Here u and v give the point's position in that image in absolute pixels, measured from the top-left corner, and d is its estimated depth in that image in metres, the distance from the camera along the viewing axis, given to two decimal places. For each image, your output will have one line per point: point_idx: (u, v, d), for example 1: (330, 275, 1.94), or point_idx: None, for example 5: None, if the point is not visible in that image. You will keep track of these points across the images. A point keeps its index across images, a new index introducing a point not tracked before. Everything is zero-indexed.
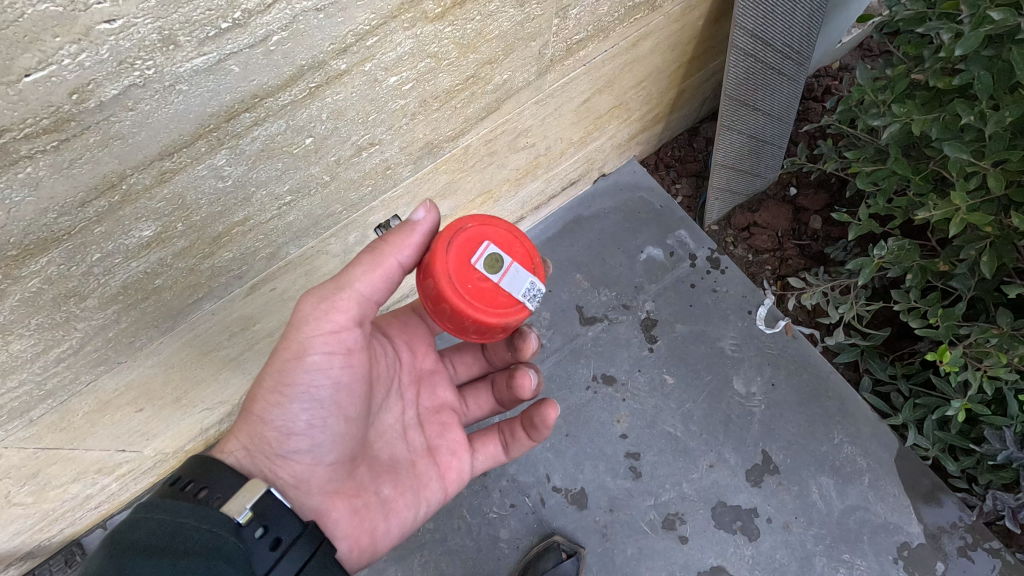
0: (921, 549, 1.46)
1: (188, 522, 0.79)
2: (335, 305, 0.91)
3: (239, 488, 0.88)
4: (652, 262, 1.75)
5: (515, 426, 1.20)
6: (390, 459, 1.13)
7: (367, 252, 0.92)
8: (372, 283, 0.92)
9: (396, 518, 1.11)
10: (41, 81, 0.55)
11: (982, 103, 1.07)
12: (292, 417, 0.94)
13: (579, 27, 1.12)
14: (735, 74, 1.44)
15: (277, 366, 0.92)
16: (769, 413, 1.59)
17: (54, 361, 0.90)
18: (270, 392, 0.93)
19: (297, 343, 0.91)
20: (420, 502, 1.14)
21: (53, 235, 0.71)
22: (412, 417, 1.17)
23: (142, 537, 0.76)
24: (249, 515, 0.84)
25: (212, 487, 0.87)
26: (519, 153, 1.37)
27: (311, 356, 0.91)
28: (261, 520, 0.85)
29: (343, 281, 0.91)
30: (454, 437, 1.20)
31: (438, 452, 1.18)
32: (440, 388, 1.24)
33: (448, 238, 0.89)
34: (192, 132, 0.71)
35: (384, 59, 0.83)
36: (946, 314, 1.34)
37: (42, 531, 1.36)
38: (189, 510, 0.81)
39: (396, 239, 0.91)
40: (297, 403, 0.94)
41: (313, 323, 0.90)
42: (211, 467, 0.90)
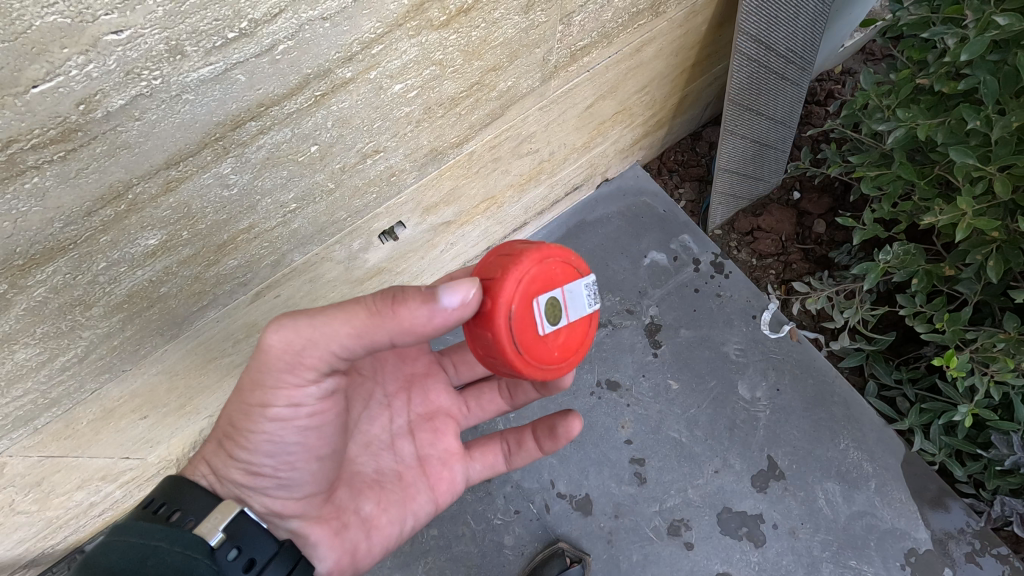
0: (928, 555, 1.45)
1: (162, 544, 0.79)
2: (300, 358, 0.84)
3: (211, 508, 0.89)
4: (656, 267, 1.75)
5: (521, 435, 1.14)
6: (375, 474, 1.09)
7: (364, 308, 0.80)
8: (350, 339, 0.82)
9: (380, 535, 1.08)
10: (48, 92, 0.55)
11: (988, 108, 1.06)
12: (258, 459, 0.94)
13: (584, 33, 1.12)
14: (739, 79, 1.44)
15: (243, 402, 0.90)
16: (774, 418, 1.59)
17: (58, 369, 0.90)
18: (237, 422, 0.91)
19: (260, 386, 0.87)
20: (406, 516, 1.10)
21: (60, 244, 0.71)
22: (402, 425, 1.12)
23: (114, 562, 0.75)
24: (222, 537, 0.84)
25: (184, 509, 0.88)
26: (523, 158, 1.37)
27: (274, 404, 0.88)
28: (234, 542, 0.85)
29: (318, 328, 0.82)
30: (447, 445, 1.15)
31: (428, 463, 1.13)
32: (435, 393, 1.17)
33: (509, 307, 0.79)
34: (198, 141, 0.71)
35: (389, 67, 0.83)
36: (953, 319, 1.33)
37: (45, 539, 1.36)
38: (160, 532, 0.80)
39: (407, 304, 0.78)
40: (263, 445, 0.92)
41: (279, 374, 0.85)
42: (184, 489, 0.91)
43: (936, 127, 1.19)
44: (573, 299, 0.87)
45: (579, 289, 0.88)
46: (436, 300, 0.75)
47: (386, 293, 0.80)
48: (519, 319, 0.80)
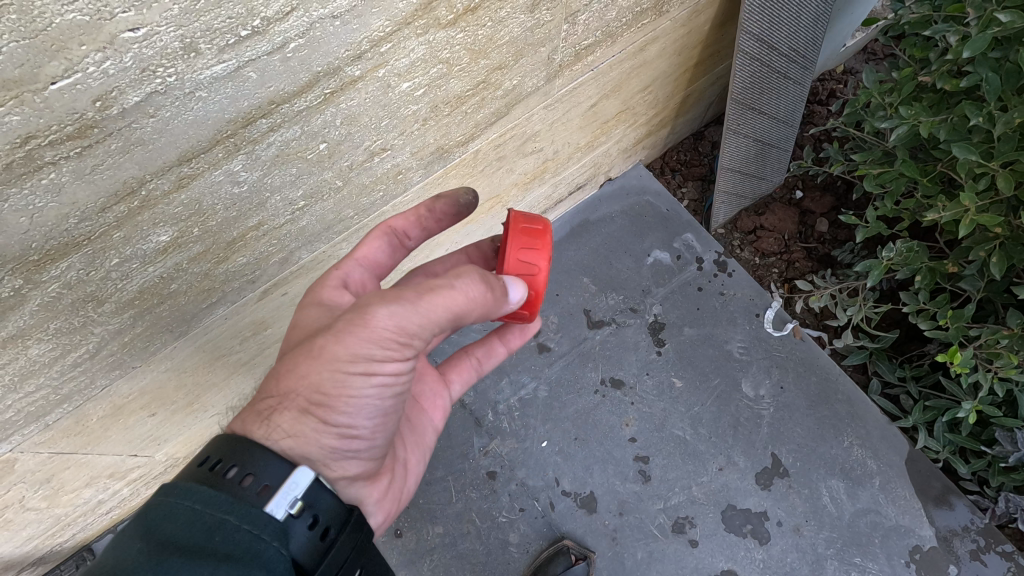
0: (933, 552, 1.45)
1: (229, 519, 0.70)
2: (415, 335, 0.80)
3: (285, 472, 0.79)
4: (659, 266, 1.76)
5: (488, 344, 1.23)
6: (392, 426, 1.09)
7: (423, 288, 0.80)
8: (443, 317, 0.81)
9: (411, 474, 1.13)
10: (66, 88, 0.56)
11: (991, 105, 1.07)
12: (358, 428, 0.87)
13: (588, 33, 1.13)
14: (742, 78, 1.45)
15: (339, 379, 0.81)
16: (778, 416, 1.59)
17: (70, 365, 0.91)
18: (330, 402, 0.83)
19: (369, 365, 0.81)
20: (422, 456, 1.15)
21: (74, 240, 0.72)
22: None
23: (176, 531, 0.68)
24: (299, 506, 0.77)
25: (250, 468, 0.77)
26: (527, 157, 1.38)
27: (380, 381, 0.83)
28: (310, 510, 0.78)
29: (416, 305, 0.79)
30: (432, 379, 1.19)
31: (421, 398, 1.16)
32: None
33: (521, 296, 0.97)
34: (210, 138, 0.72)
35: (397, 66, 0.84)
36: (956, 316, 1.34)
37: (54, 536, 1.37)
38: (227, 504, 0.71)
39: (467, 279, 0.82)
40: (349, 430, 0.87)
41: (386, 351, 0.80)
42: (248, 447, 0.79)
43: (938, 124, 1.20)
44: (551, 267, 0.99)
45: None
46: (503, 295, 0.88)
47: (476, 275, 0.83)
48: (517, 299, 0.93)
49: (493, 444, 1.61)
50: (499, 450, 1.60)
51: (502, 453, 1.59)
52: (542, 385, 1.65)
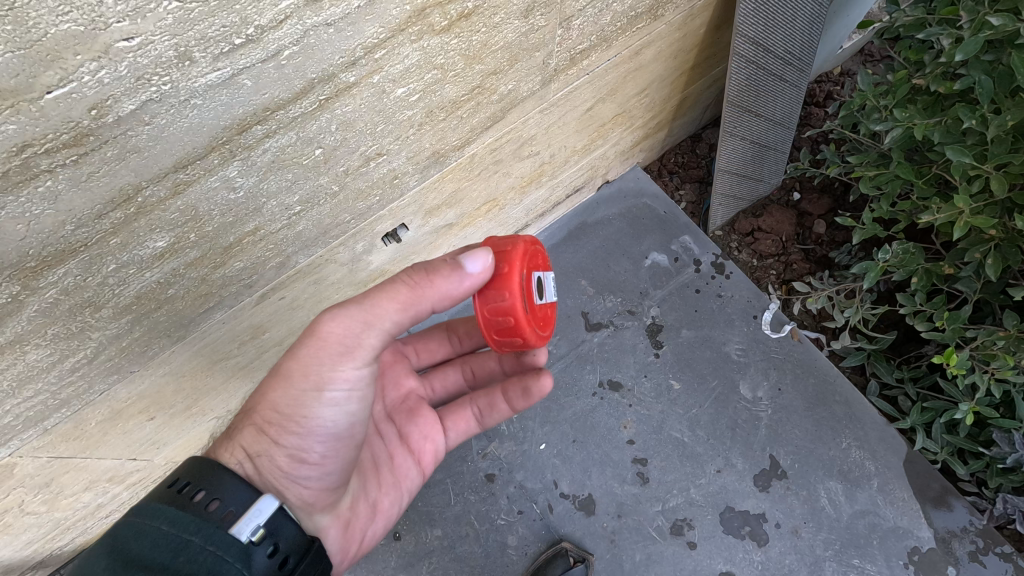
0: (931, 554, 1.45)
1: (194, 540, 0.78)
2: (360, 343, 0.88)
3: (250, 501, 0.87)
4: (657, 268, 1.76)
5: (492, 398, 1.23)
6: (373, 459, 1.16)
7: (406, 288, 0.86)
8: (401, 320, 0.88)
9: (382, 514, 1.18)
10: (62, 98, 0.57)
11: (984, 107, 1.07)
12: (308, 448, 0.96)
13: (583, 37, 1.13)
14: (737, 81, 1.46)
15: (292, 396, 0.91)
16: (775, 417, 1.59)
17: (69, 370, 0.92)
18: (283, 420, 0.93)
19: (317, 380, 0.90)
20: (403, 494, 1.21)
21: (71, 246, 0.72)
22: (384, 411, 1.20)
23: (145, 551, 0.76)
24: (260, 534, 0.84)
25: (222, 497, 0.85)
26: (524, 161, 1.38)
27: (331, 396, 0.91)
28: (269, 538, 0.85)
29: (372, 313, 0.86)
30: (426, 421, 1.23)
31: (411, 441, 1.21)
32: (403, 377, 1.25)
33: (519, 297, 0.88)
34: (206, 145, 0.73)
35: (392, 71, 0.85)
36: (953, 317, 1.34)
37: (53, 541, 1.37)
38: (192, 526, 0.79)
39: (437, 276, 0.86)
40: (298, 452, 0.96)
41: (332, 365, 0.89)
42: (219, 470, 0.88)
43: (932, 126, 1.20)
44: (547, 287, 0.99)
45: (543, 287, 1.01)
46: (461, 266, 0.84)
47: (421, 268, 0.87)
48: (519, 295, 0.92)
49: (492, 446, 1.61)
50: (498, 452, 1.60)
51: (500, 456, 1.60)
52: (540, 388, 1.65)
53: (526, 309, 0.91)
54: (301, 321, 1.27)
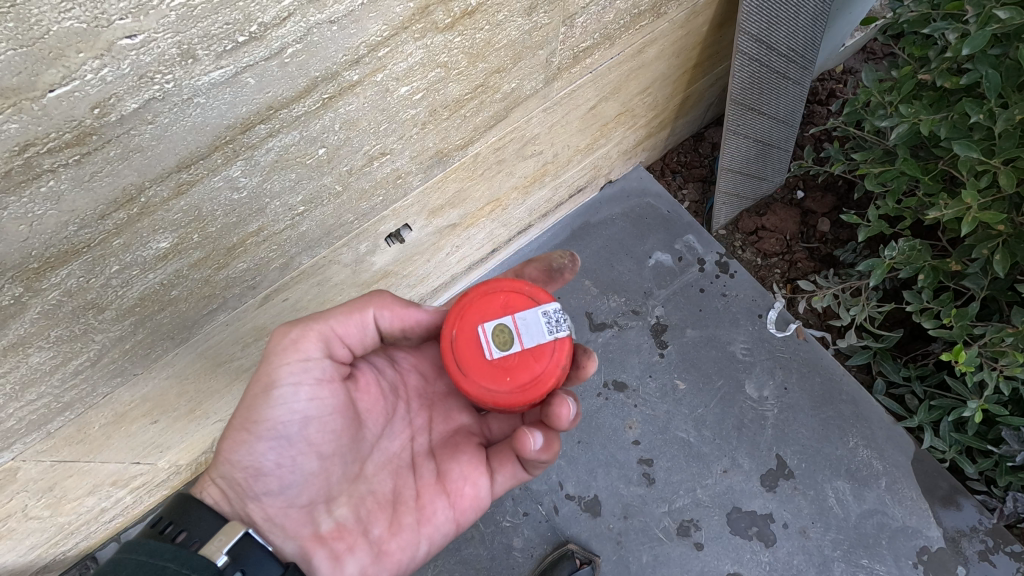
0: (940, 554, 1.44)
1: (170, 566, 0.78)
2: (303, 338, 0.96)
3: (216, 529, 0.90)
4: (661, 268, 1.76)
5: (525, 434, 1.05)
6: (390, 492, 1.06)
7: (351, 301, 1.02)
8: (347, 323, 1.00)
9: (390, 561, 1.03)
10: (64, 96, 0.56)
11: (991, 102, 1.07)
12: (260, 457, 0.96)
13: (586, 35, 1.13)
14: (740, 79, 1.45)
15: (247, 403, 0.96)
16: (782, 416, 1.58)
17: (71, 373, 0.91)
18: (239, 430, 0.96)
19: (263, 378, 0.95)
20: (421, 540, 1.05)
21: (73, 247, 0.71)
22: (424, 444, 1.12)
23: None
24: (226, 560, 0.86)
25: (191, 529, 0.89)
26: (527, 161, 1.38)
27: (277, 391, 0.94)
28: (238, 565, 0.87)
29: (320, 317, 0.99)
30: (466, 459, 1.09)
31: (446, 480, 1.08)
32: (458, 412, 1.17)
33: (449, 357, 0.95)
34: (209, 144, 0.72)
35: (395, 70, 0.84)
36: (960, 314, 1.33)
37: (56, 545, 1.37)
38: (170, 552, 0.80)
39: (384, 297, 1.03)
40: (256, 463, 0.96)
41: (275, 359, 0.95)
42: (190, 507, 0.92)
43: (938, 122, 1.19)
44: (525, 327, 0.94)
45: (533, 317, 0.95)
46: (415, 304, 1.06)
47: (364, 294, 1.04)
48: (468, 362, 0.94)
49: None
50: None
51: None
52: None
53: (481, 375, 0.93)
54: None
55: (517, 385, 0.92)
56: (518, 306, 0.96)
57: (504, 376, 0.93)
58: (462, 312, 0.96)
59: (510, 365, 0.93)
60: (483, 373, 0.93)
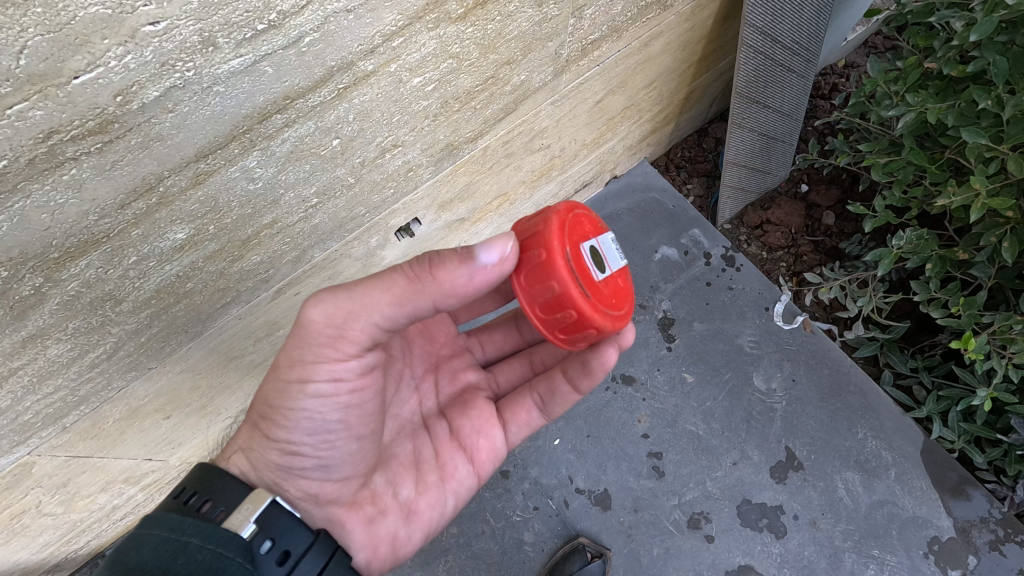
0: (951, 543, 1.44)
1: (193, 541, 0.78)
2: (345, 334, 0.86)
3: (241, 500, 0.89)
4: (667, 262, 1.76)
5: (553, 383, 1.12)
6: (411, 455, 1.10)
7: (404, 277, 0.83)
8: (394, 312, 0.85)
9: (419, 518, 1.09)
10: (89, 83, 0.56)
11: (999, 88, 1.07)
12: (297, 438, 0.94)
13: (594, 27, 1.13)
14: (746, 72, 1.46)
15: (280, 388, 0.91)
16: (791, 409, 1.59)
17: (88, 366, 0.92)
18: (273, 413, 0.93)
19: (298, 369, 0.88)
20: (445, 496, 1.12)
21: (93, 237, 0.72)
22: (433, 406, 1.16)
23: (144, 557, 0.75)
24: (253, 530, 0.86)
25: (215, 499, 0.88)
26: (535, 154, 1.39)
27: (314, 387, 0.89)
28: (265, 534, 0.86)
29: (360, 305, 0.84)
30: (481, 414, 1.14)
31: (463, 437, 1.13)
32: (462, 370, 1.21)
33: (574, 282, 0.82)
34: (226, 134, 0.73)
35: (409, 60, 0.85)
36: (968, 303, 1.33)
37: (68, 544, 1.37)
38: (193, 527, 0.79)
39: (447, 267, 0.82)
40: (294, 444, 0.94)
41: (312, 353, 0.87)
42: (214, 478, 0.91)
43: (946, 110, 1.20)
44: (610, 246, 0.91)
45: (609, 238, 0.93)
46: (476, 255, 0.81)
47: (423, 261, 0.83)
48: (587, 285, 0.84)
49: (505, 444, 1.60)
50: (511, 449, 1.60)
51: (515, 452, 1.59)
52: None
53: (599, 296, 0.85)
54: None
55: (620, 309, 0.90)
56: (599, 225, 0.92)
57: (613, 299, 0.89)
58: (566, 226, 0.84)
59: (611, 287, 0.89)
60: (601, 295, 0.85)
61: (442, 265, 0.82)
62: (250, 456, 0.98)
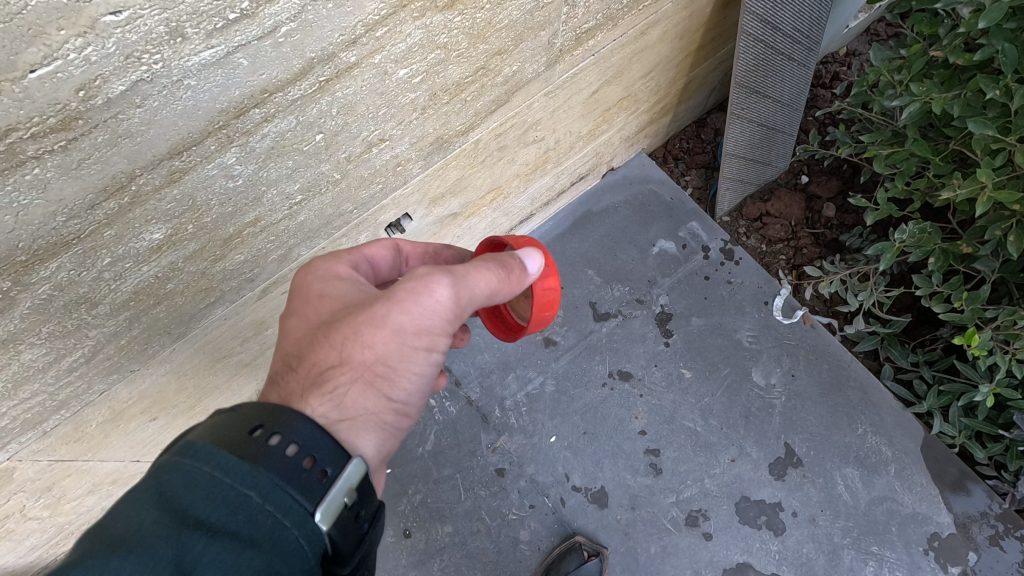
0: (952, 540, 1.43)
1: (255, 497, 0.64)
2: (467, 308, 0.87)
3: (329, 444, 0.73)
4: (664, 256, 1.73)
5: None
6: None
7: (498, 266, 0.90)
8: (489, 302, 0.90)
9: None
10: (46, 77, 0.53)
11: (1007, 77, 1.04)
12: (403, 400, 0.88)
13: (589, 16, 1.09)
14: (745, 61, 1.42)
15: (402, 347, 0.83)
16: (790, 405, 1.56)
17: (66, 370, 0.89)
18: (387, 373, 0.84)
19: (428, 336, 0.85)
20: None
21: (63, 239, 0.69)
22: None
23: (196, 506, 0.62)
24: (349, 491, 0.72)
25: (298, 441, 0.70)
26: (529, 147, 1.35)
27: (435, 355, 0.87)
28: (350, 495, 0.72)
29: (478, 285, 0.87)
30: None
31: None
32: None
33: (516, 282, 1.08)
34: (201, 129, 0.69)
35: (394, 51, 0.81)
36: (972, 298, 1.30)
37: (58, 545, 1.35)
38: (253, 478, 0.65)
39: (520, 273, 0.93)
40: (404, 406, 0.88)
41: (443, 320, 0.85)
42: (292, 412, 0.72)
43: (951, 100, 1.16)
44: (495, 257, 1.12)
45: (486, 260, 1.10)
46: (526, 262, 0.95)
47: (504, 260, 0.92)
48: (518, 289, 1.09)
49: (500, 441, 1.57)
50: (508, 446, 1.57)
51: (510, 450, 1.56)
52: (549, 379, 1.62)
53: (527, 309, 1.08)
54: None
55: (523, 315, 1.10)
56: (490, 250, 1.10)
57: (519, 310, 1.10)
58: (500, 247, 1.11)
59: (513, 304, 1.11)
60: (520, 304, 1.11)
61: (511, 271, 0.91)
62: (352, 423, 0.81)
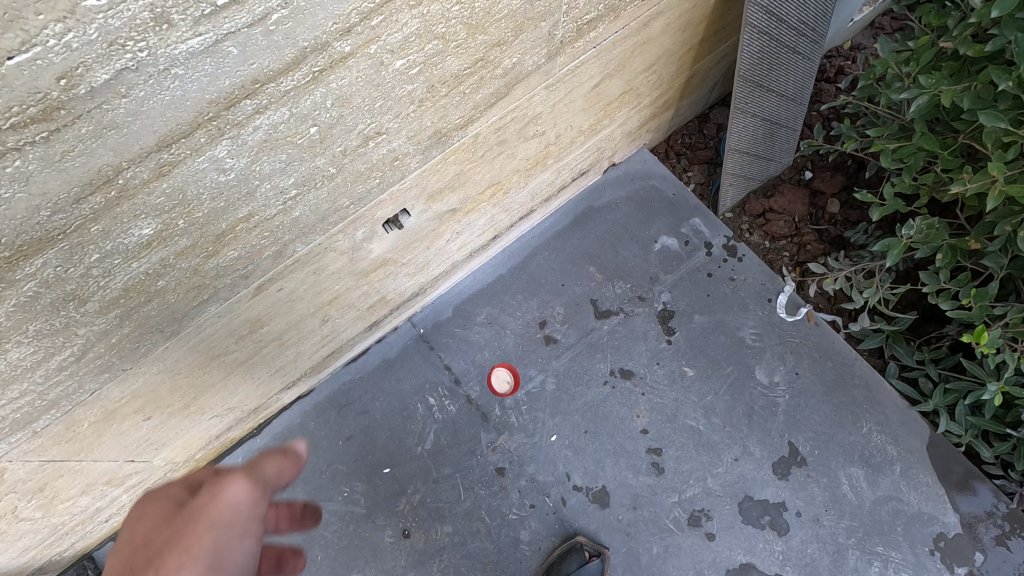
0: (957, 540, 1.41)
1: None
2: (258, 496, 0.65)
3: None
4: (666, 252, 1.71)
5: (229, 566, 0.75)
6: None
7: (269, 458, 0.70)
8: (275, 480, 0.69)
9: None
10: (25, 64, 0.51)
11: (1019, 68, 1.01)
12: (219, 535, 0.59)
13: (590, 6, 1.07)
14: (749, 54, 1.39)
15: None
16: (793, 403, 1.54)
17: (56, 369, 0.87)
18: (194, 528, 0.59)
19: (224, 528, 0.60)
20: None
21: (48, 234, 0.67)
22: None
23: None
24: None
25: None
26: (529, 142, 1.33)
27: (244, 554, 0.61)
28: None
29: (248, 477, 0.66)
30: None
31: None
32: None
33: None
34: (190, 120, 0.67)
35: (390, 41, 0.79)
36: (981, 295, 1.28)
37: (52, 546, 1.33)
38: None
39: (279, 463, 0.70)
40: (235, 532, 0.61)
41: (237, 533, 0.61)
42: None
43: (961, 93, 1.14)
44: None
45: None
46: (286, 456, 0.72)
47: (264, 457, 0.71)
48: None
49: (500, 439, 1.55)
50: (508, 445, 1.55)
51: (510, 449, 1.54)
52: (550, 378, 1.60)
53: None
54: (301, 314, 1.22)
55: None
56: None
57: None
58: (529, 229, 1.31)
59: None
60: None
61: (268, 470, 0.69)
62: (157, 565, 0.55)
